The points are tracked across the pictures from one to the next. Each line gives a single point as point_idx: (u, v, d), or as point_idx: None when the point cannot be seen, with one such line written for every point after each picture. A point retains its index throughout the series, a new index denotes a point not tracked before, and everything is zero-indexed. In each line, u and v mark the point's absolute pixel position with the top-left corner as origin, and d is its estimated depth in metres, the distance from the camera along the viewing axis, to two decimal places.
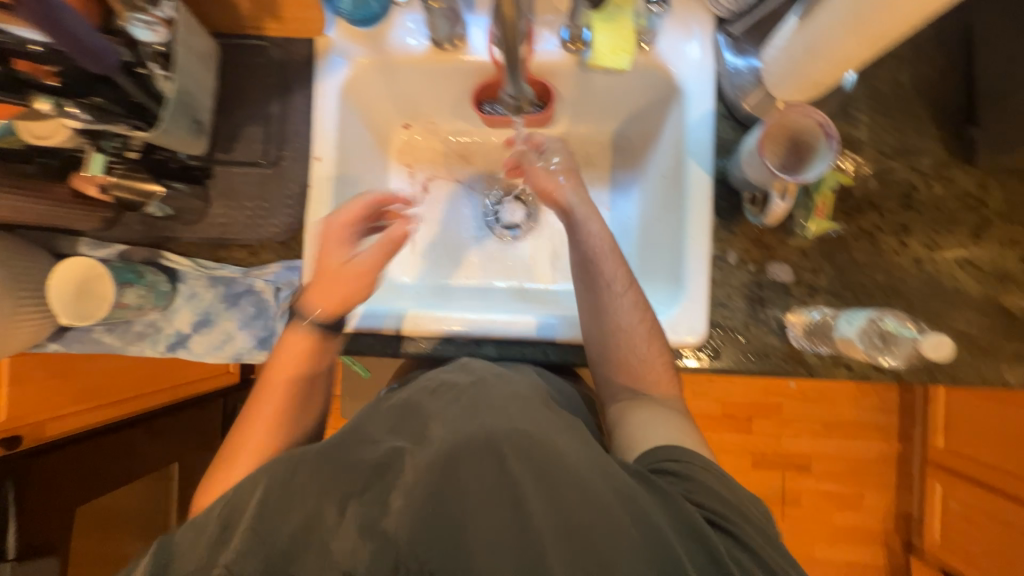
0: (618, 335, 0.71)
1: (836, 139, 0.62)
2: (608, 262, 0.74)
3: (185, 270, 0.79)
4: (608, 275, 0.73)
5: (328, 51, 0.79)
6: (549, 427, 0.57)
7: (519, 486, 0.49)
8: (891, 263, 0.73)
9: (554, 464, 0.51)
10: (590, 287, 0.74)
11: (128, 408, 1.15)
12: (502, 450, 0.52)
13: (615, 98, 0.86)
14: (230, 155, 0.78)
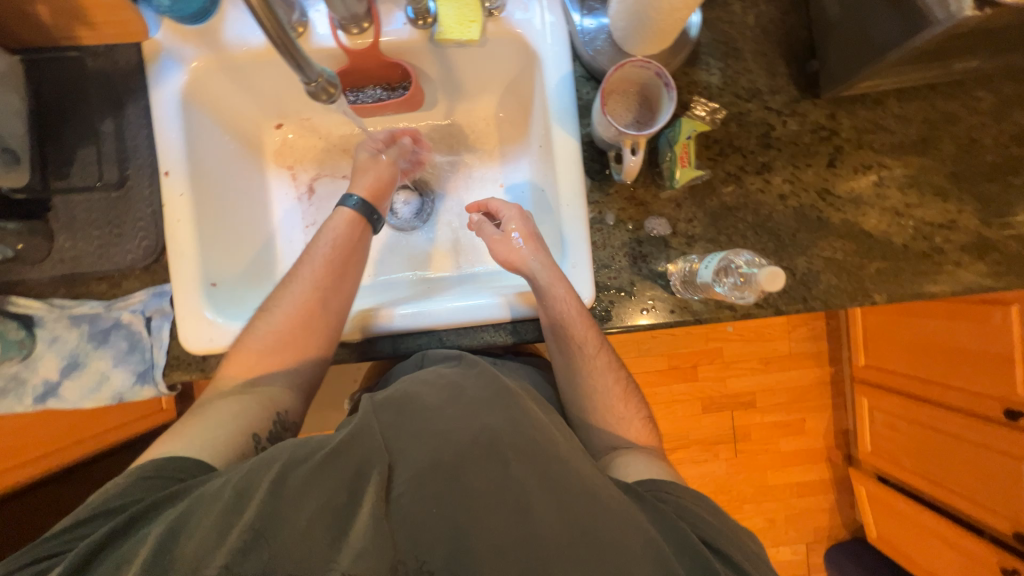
0: (596, 395, 0.73)
1: (673, 88, 0.64)
2: (580, 326, 0.70)
3: (40, 313, 0.73)
4: (581, 339, 0.71)
5: (156, 55, 0.72)
6: (548, 427, 0.57)
7: (528, 494, 0.49)
8: (758, 202, 0.76)
9: (558, 468, 0.52)
10: (563, 350, 0.72)
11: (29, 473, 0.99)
12: (506, 455, 0.52)
13: (483, 73, 0.84)
14: (65, 183, 0.72)
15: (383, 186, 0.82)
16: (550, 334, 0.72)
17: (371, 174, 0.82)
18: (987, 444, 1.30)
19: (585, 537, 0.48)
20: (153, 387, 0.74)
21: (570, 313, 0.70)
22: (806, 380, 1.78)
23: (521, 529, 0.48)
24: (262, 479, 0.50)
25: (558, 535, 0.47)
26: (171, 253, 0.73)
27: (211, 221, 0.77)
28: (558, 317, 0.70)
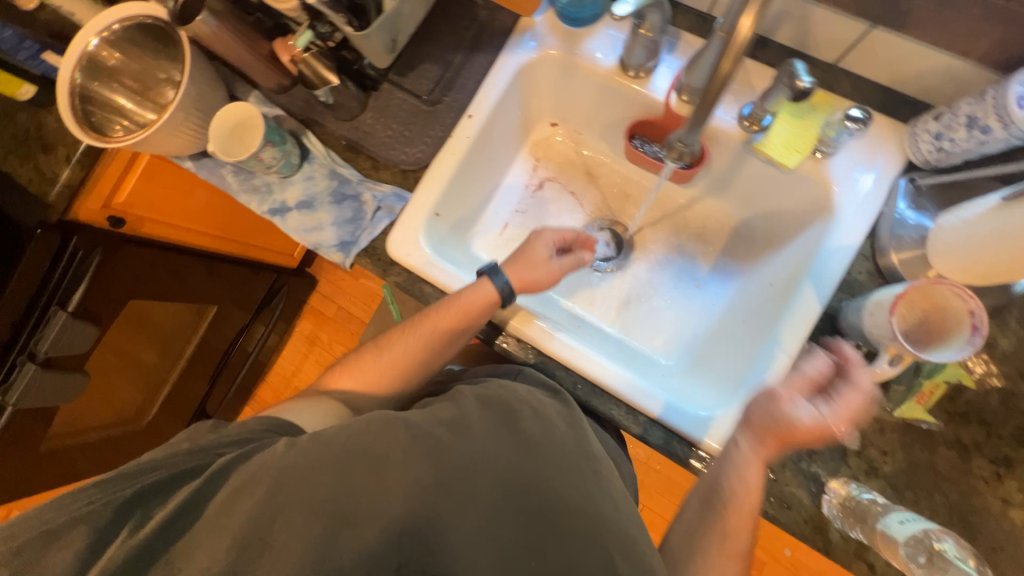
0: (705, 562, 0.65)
1: (981, 333, 0.57)
2: (734, 510, 0.64)
3: (316, 154, 0.87)
4: (726, 514, 0.64)
5: (527, 31, 0.83)
6: (619, 502, 0.62)
7: (613, 572, 0.55)
8: (973, 489, 0.65)
9: (630, 551, 0.56)
10: (706, 506, 0.67)
11: (204, 242, 1.24)
12: (604, 533, 0.57)
13: (762, 191, 0.84)
14: (400, 79, 0.85)
15: (533, 287, 0.78)
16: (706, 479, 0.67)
17: (533, 271, 0.77)
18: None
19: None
20: (341, 257, 0.83)
21: (739, 490, 0.63)
22: None
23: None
24: (400, 451, 0.58)
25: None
26: (428, 173, 0.82)
27: (468, 167, 0.86)
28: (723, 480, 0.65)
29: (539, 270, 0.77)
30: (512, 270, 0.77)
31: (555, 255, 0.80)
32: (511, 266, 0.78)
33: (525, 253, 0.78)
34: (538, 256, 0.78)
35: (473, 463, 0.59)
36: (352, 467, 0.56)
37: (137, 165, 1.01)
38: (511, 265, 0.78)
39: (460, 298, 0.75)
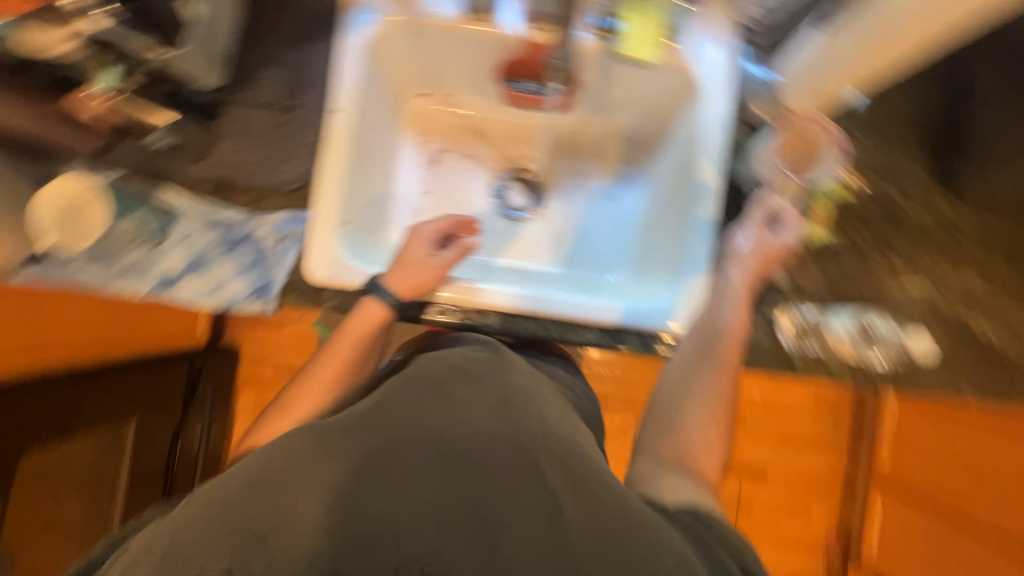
0: (689, 410, 0.67)
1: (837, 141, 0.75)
2: (730, 347, 0.70)
3: (182, 208, 0.76)
4: (722, 355, 0.69)
5: (357, 5, 0.78)
6: (573, 433, 0.58)
7: (556, 495, 0.48)
8: (874, 274, 0.79)
9: (592, 476, 0.51)
10: (704, 355, 0.69)
11: (83, 360, 1.04)
12: (537, 457, 0.51)
13: (636, 94, 0.88)
14: (244, 96, 0.77)
15: (422, 290, 0.74)
16: (697, 331, 0.72)
17: (416, 273, 0.73)
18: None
19: (614, 551, 0.45)
20: (263, 304, 0.76)
21: (734, 321, 0.71)
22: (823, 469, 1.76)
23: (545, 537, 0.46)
24: (305, 464, 0.49)
25: (581, 544, 0.45)
26: (319, 184, 0.76)
27: (356, 163, 0.80)
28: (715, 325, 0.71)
29: (423, 271, 0.74)
30: (394, 283, 0.72)
31: (438, 251, 0.77)
32: (392, 278, 0.72)
33: (403, 260, 0.74)
34: (418, 256, 0.74)
35: (389, 443, 0.51)
36: (244, 505, 0.45)
37: None
38: (392, 278, 0.72)
39: (351, 323, 0.71)
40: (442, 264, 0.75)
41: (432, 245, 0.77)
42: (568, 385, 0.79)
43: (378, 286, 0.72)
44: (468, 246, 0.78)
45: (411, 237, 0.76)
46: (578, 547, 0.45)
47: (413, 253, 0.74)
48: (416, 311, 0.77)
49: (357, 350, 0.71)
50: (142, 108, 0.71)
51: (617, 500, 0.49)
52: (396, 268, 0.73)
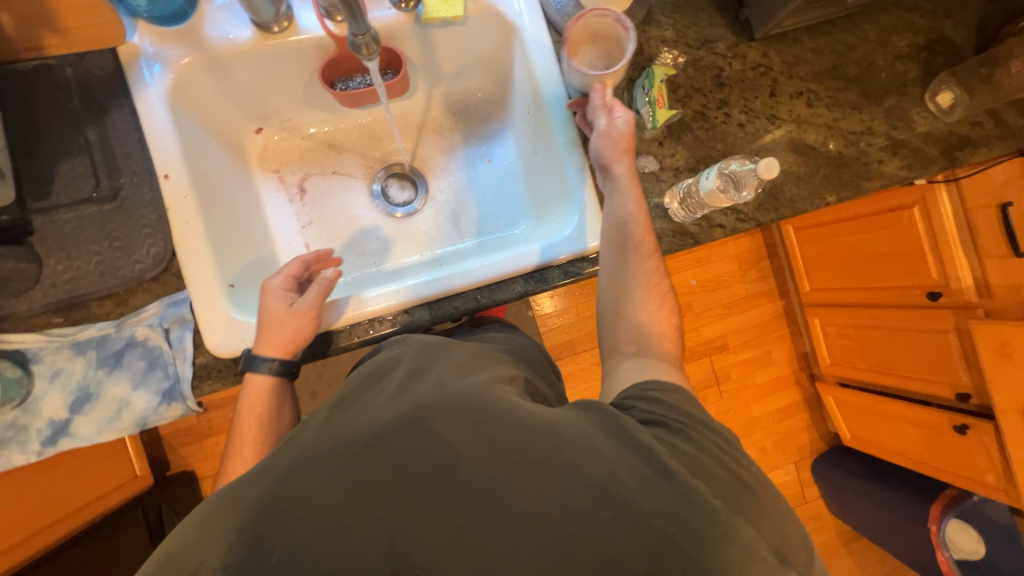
0: (636, 299, 0.69)
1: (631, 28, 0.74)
2: (640, 228, 0.72)
3: (35, 347, 0.66)
4: (638, 240, 0.72)
5: (137, 58, 0.70)
6: (481, 382, 0.59)
7: (453, 445, 0.51)
8: (724, 132, 0.88)
9: (485, 414, 0.53)
10: (619, 249, 0.72)
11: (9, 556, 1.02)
12: (430, 419, 0.53)
13: (465, 52, 0.90)
14: (51, 201, 0.66)
15: (299, 341, 0.69)
16: (610, 232, 0.73)
17: (283, 329, 0.69)
18: (918, 326, 1.50)
19: (515, 467, 0.50)
20: (182, 404, 0.69)
21: (635, 209, 0.73)
22: (764, 314, 2.00)
23: (454, 482, 0.49)
24: (210, 530, 0.49)
25: (485, 476, 0.49)
26: (183, 258, 0.69)
27: (214, 223, 0.74)
28: (621, 216, 0.73)
29: (289, 323, 0.69)
30: (266, 349, 0.69)
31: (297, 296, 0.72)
32: (264, 346, 0.69)
33: (264, 322, 0.69)
34: (278, 312, 0.69)
35: (308, 462, 0.52)
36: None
37: None
38: (263, 346, 0.69)
39: (247, 400, 0.70)
40: (305, 308, 0.69)
41: (289, 295, 0.72)
42: (516, 345, 0.82)
43: (253, 362, 0.68)
44: (326, 278, 0.72)
45: (263, 296, 0.71)
46: (478, 482, 0.49)
47: (271, 309, 0.69)
48: (345, 339, 0.77)
49: (266, 420, 0.70)
50: None
51: (514, 421, 0.53)
52: (261, 334, 0.69)
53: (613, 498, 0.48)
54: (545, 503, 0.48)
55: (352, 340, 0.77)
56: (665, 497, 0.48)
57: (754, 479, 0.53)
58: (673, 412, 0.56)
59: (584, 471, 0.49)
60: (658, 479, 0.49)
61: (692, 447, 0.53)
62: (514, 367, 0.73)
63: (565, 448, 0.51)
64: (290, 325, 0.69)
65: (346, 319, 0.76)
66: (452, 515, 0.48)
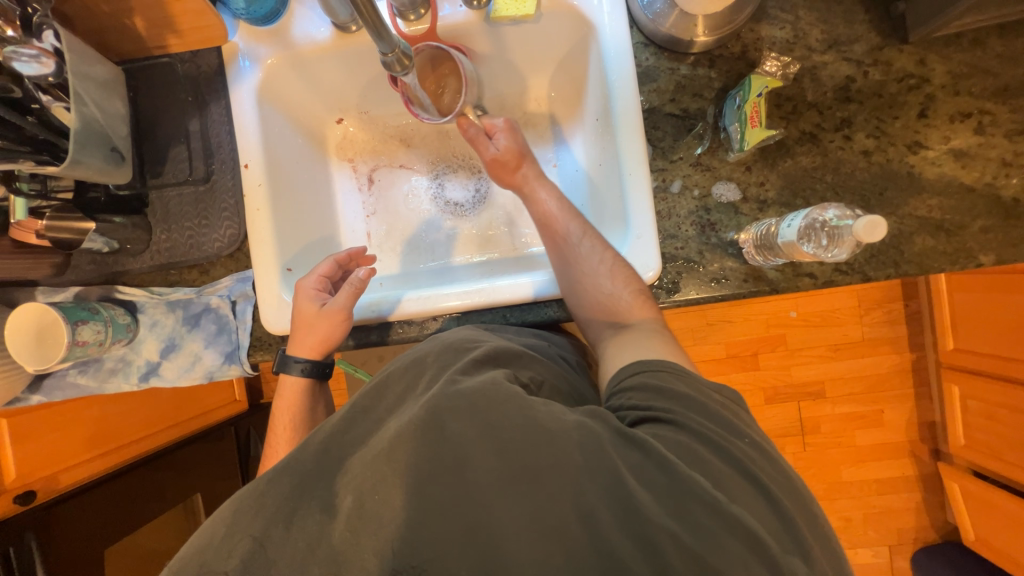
0: (586, 281, 0.71)
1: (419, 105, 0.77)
2: (563, 219, 0.75)
3: (142, 300, 0.81)
4: (565, 230, 0.74)
5: (235, 56, 0.77)
6: (499, 379, 0.56)
7: (465, 446, 0.50)
8: (840, 159, 0.71)
9: (494, 416, 0.51)
10: (553, 248, 0.75)
11: (161, 437, 1.33)
12: (442, 419, 0.52)
13: (538, 48, 0.83)
14: (161, 179, 0.78)
15: (330, 340, 0.76)
16: (540, 232, 0.78)
17: (314, 330, 0.75)
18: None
19: (523, 470, 0.48)
20: (239, 366, 0.80)
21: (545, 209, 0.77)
22: (882, 367, 1.66)
23: (462, 484, 0.49)
24: (256, 512, 0.51)
25: (496, 477, 0.48)
26: (250, 242, 0.77)
27: (284, 210, 0.81)
28: (543, 215, 0.77)
29: (321, 324, 0.74)
30: (299, 352, 0.76)
31: (327, 296, 0.77)
32: (296, 348, 0.76)
33: (299, 322, 0.75)
34: (310, 312, 0.75)
35: None
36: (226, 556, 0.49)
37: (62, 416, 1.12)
38: (296, 348, 0.77)
39: (282, 397, 0.80)
40: (335, 309, 0.74)
41: (322, 295, 0.77)
42: (538, 345, 0.74)
43: (288, 362, 0.77)
44: (357, 279, 0.76)
45: (298, 295, 0.76)
46: (488, 486, 0.48)
47: (303, 309, 0.75)
48: (378, 336, 0.81)
49: (298, 417, 0.79)
50: (71, 224, 0.71)
51: (527, 423, 0.51)
52: (297, 333, 0.75)
53: (617, 497, 0.46)
54: (554, 505, 0.47)
55: (396, 334, 0.81)
56: (664, 497, 0.46)
57: (759, 482, 0.47)
58: (657, 394, 0.54)
59: (591, 476, 0.47)
60: (657, 473, 0.47)
61: (682, 432, 0.51)
62: (545, 366, 0.67)
63: (575, 454, 0.48)
64: (320, 325, 0.75)
65: (401, 314, 0.78)
66: (465, 515, 0.47)
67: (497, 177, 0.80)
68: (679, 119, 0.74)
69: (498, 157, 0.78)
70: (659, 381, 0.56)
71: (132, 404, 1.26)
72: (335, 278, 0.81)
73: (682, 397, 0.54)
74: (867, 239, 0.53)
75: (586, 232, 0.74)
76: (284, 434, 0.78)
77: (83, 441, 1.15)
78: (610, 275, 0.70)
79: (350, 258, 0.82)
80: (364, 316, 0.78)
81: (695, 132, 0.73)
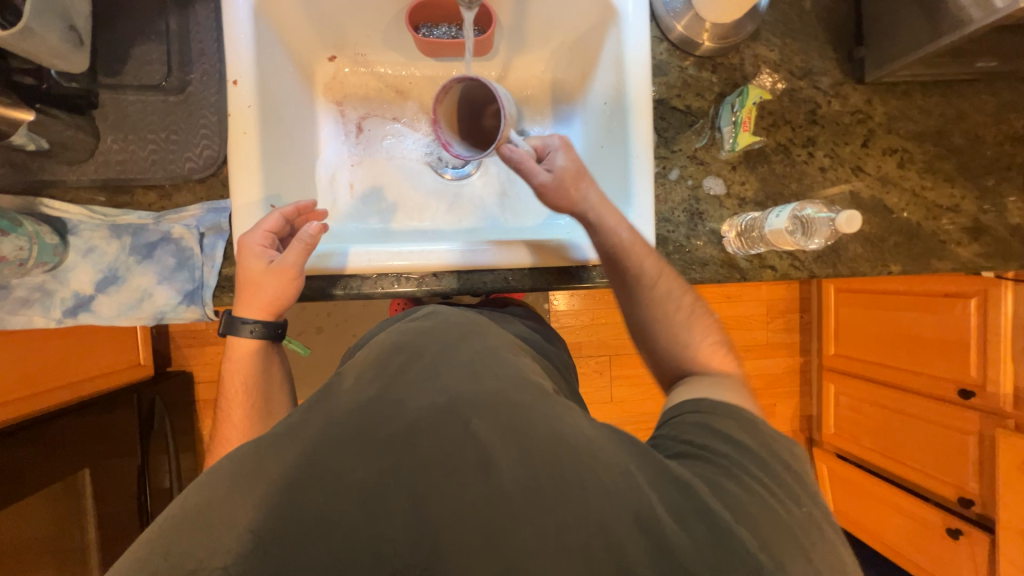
0: (661, 325, 0.71)
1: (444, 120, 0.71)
2: (636, 254, 0.70)
3: (78, 220, 0.67)
4: (637, 268, 0.70)
5: None
6: (510, 378, 0.53)
7: (488, 447, 0.46)
8: (802, 171, 0.83)
9: (520, 419, 0.48)
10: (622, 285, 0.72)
11: (42, 400, 1.09)
12: (468, 415, 0.48)
13: (556, 22, 0.85)
14: (119, 80, 0.67)
15: (279, 301, 0.69)
16: (605, 263, 0.72)
17: (263, 289, 0.68)
18: (960, 427, 1.39)
19: (550, 483, 0.45)
20: (200, 309, 0.70)
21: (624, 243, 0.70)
22: (780, 368, 1.94)
23: (486, 489, 0.44)
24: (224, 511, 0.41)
25: (523, 487, 0.44)
26: (230, 168, 0.69)
27: (274, 141, 0.73)
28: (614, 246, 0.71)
29: (269, 283, 0.68)
30: (247, 312, 0.70)
31: (276, 253, 0.68)
32: (245, 308, 0.70)
33: (245, 281, 0.68)
34: (257, 271, 0.67)
35: (326, 399, 0.53)
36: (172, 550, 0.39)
37: None
38: (243, 309, 0.70)
39: (231, 360, 0.73)
40: (283, 267, 0.67)
41: (268, 251, 0.68)
42: (520, 332, 0.77)
43: (235, 324, 0.71)
44: (307, 236, 0.67)
45: (241, 252, 0.67)
46: (513, 492, 0.44)
47: (247, 269, 0.67)
48: (367, 288, 0.75)
49: (252, 379, 0.74)
50: (1, 112, 0.56)
51: (555, 435, 0.48)
52: (243, 293, 0.69)
53: (652, 533, 0.43)
54: (579, 527, 0.43)
55: (381, 287, 0.76)
56: (705, 542, 0.43)
57: (808, 522, 0.47)
58: (713, 431, 0.54)
59: (623, 502, 0.44)
60: (697, 520, 0.45)
61: (737, 479, 0.49)
62: (529, 354, 0.69)
63: (605, 478, 0.45)
64: (269, 284, 0.68)
65: (353, 268, 0.73)
66: (487, 520, 0.43)
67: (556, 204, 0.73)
68: (682, 114, 0.81)
69: (548, 184, 0.72)
70: (711, 420, 0.55)
71: (19, 352, 1.03)
72: (283, 235, 0.71)
73: (740, 444, 0.52)
74: (850, 230, 0.67)
75: (660, 269, 0.71)
76: (239, 398, 0.73)
77: None
78: (689, 324, 0.71)
79: (298, 213, 0.71)
80: (316, 266, 0.72)
81: (694, 128, 0.81)
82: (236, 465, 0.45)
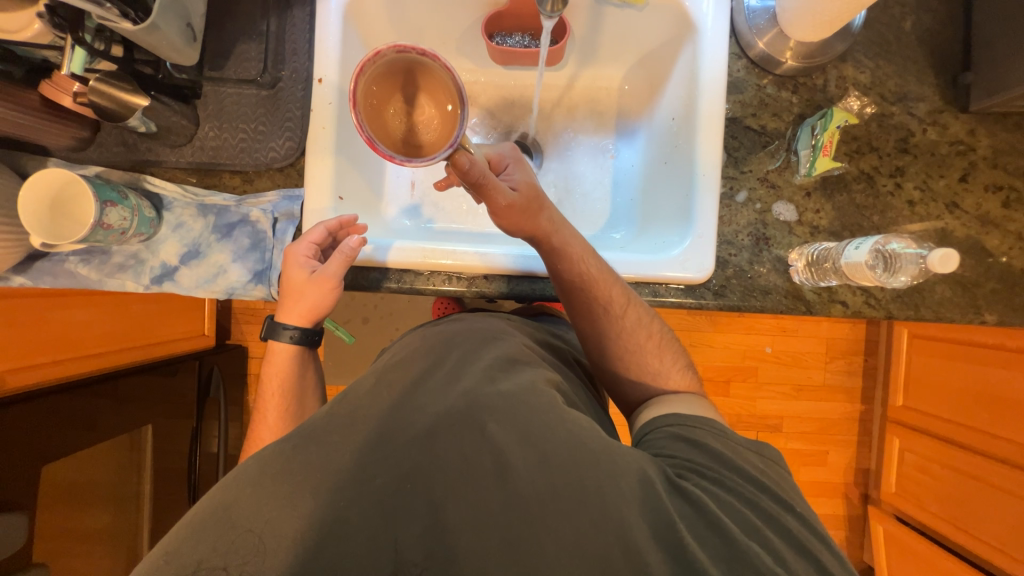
0: (627, 355, 0.70)
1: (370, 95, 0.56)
2: (606, 285, 0.69)
3: (172, 197, 0.74)
4: (606, 298, 0.69)
5: None
6: (527, 379, 0.54)
7: (505, 451, 0.47)
8: (887, 203, 0.77)
9: (537, 424, 0.49)
10: (588, 314, 0.70)
11: (117, 359, 1.20)
12: (483, 419, 0.49)
13: (629, 36, 0.84)
14: (221, 73, 0.73)
15: (319, 308, 0.72)
16: (567, 295, 0.71)
17: (305, 297, 0.71)
18: None
19: (567, 489, 0.45)
20: (265, 289, 0.75)
21: (596, 274, 0.68)
22: (836, 413, 1.80)
23: (504, 493, 0.45)
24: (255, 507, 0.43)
25: (539, 491, 0.45)
26: (308, 161, 0.73)
27: (348, 137, 0.78)
28: (582, 277, 0.68)
29: (311, 292, 0.71)
30: (288, 318, 0.73)
31: (317, 263, 0.71)
32: (286, 314, 0.73)
33: (288, 288, 0.72)
34: (299, 280, 0.70)
35: (372, 387, 0.55)
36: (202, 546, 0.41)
37: (21, 312, 0.96)
38: (284, 314, 0.73)
39: (271, 363, 0.76)
40: (325, 277, 0.70)
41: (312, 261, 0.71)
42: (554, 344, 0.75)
43: (276, 328, 0.74)
44: (348, 248, 0.68)
45: (287, 260, 0.70)
46: (529, 496, 0.45)
47: (290, 277, 0.70)
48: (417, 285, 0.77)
49: (288, 382, 0.76)
50: (120, 96, 0.62)
51: (570, 439, 0.48)
52: (284, 300, 0.72)
53: (667, 543, 0.44)
54: (598, 534, 0.43)
55: (429, 286, 0.77)
56: (720, 560, 0.44)
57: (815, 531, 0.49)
58: (696, 449, 0.54)
59: (636, 511, 0.45)
60: (710, 534, 0.46)
61: (727, 492, 0.50)
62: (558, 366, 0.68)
63: (623, 490, 0.46)
64: (310, 293, 0.71)
65: (398, 262, 0.75)
66: (505, 529, 0.44)
67: (518, 226, 0.67)
68: (756, 134, 0.78)
69: (516, 205, 0.66)
70: (693, 434, 0.56)
71: (93, 313, 1.14)
72: (326, 246, 0.74)
73: (718, 456, 0.53)
74: (943, 269, 0.61)
75: (627, 297, 0.70)
76: (274, 400, 0.75)
77: (47, 341, 1.02)
78: (658, 351, 0.71)
79: (342, 227, 0.73)
80: (366, 261, 0.74)
81: (768, 149, 0.77)
82: (270, 459, 0.47)
